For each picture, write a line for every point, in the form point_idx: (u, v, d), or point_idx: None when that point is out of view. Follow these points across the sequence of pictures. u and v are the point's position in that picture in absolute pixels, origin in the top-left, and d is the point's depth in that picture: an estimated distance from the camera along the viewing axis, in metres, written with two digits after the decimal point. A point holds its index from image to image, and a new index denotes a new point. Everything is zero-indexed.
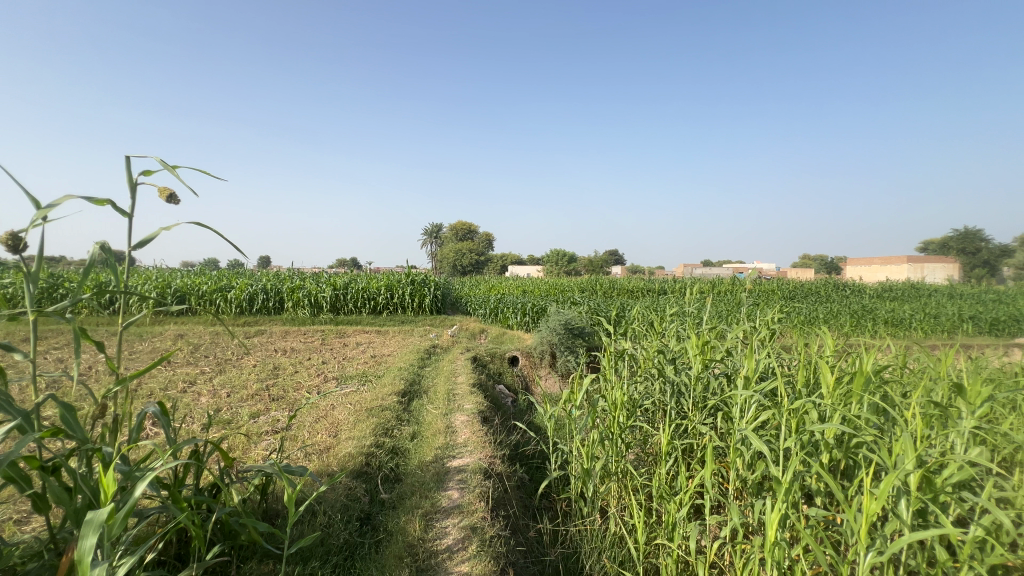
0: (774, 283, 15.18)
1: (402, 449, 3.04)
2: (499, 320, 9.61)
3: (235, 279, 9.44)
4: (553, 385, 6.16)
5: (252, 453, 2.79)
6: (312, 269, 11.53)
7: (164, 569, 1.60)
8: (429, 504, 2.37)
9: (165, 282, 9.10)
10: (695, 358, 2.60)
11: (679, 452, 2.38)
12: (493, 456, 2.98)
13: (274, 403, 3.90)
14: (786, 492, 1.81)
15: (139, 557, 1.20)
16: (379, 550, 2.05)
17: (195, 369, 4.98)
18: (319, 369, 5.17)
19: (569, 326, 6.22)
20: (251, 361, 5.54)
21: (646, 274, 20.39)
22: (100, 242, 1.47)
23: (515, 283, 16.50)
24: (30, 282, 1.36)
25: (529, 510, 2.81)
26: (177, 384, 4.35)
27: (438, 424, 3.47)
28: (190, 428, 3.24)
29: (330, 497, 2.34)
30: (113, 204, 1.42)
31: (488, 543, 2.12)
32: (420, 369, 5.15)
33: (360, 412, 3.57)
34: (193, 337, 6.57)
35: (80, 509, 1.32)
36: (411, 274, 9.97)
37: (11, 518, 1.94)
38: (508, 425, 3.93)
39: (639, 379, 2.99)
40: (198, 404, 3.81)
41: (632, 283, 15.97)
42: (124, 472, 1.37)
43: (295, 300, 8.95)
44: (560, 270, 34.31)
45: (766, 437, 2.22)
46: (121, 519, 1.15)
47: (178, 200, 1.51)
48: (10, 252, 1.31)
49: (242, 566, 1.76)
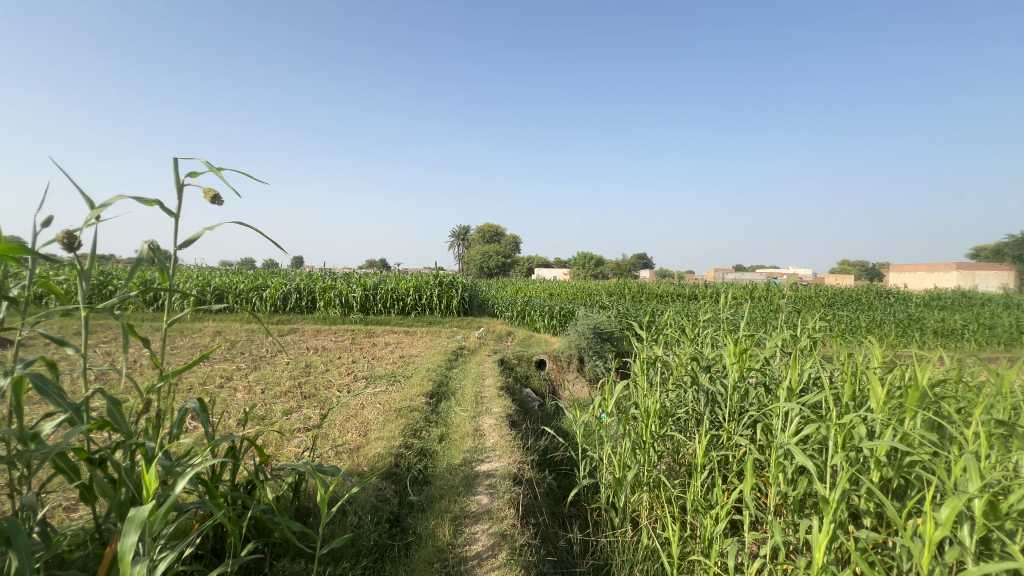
0: (811, 290, 14.63)
1: (430, 451, 3.05)
2: (526, 323, 9.58)
3: (269, 278, 9.71)
4: (582, 390, 6.09)
5: (285, 450, 2.85)
6: (343, 270, 11.75)
7: (201, 563, 1.63)
8: (458, 509, 2.36)
9: (206, 280, 9.46)
10: (731, 367, 2.49)
11: (715, 464, 2.27)
12: (521, 462, 2.94)
13: (306, 401, 3.96)
14: (834, 512, 1.69)
15: (178, 552, 1.22)
16: (409, 553, 2.05)
17: (232, 365, 5.14)
18: (349, 368, 5.24)
19: (598, 330, 6.13)
20: (284, 358, 5.69)
21: (677, 279, 20.01)
22: (148, 242, 1.51)
23: (541, 284, 16.39)
24: (83, 279, 1.40)
25: (558, 518, 2.75)
26: (214, 380, 4.50)
27: (466, 426, 3.47)
28: (226, 422, 3.34)
29: (361, 497, 2.35)
30: (161, 205, 1.46)
31: (518, 552, 2.08)
32: (448, 370, 5.16)
33: (389, 412, 3.60)
34: (230, 333, 6.81)
35: (123, 503, 1.34)
36: (439, 275, 10.06)
37: (62, 505, 2.04)
38: (536, 429, 3.89)
39: (672, 387, 2.91)
40: (234, 400, 3.92)
41: (664, 287, 15.66)
42: (165, 468, 1.40)
43: (326, 299, 9.14)
44: (586, 273, 34.10)
45: (810, 451, 2.10)
46: (162, 515, 1.17)
47: (222, 201, 1.54)
48: (66, 250, 1.35)
49: (276, 563, 1.78)
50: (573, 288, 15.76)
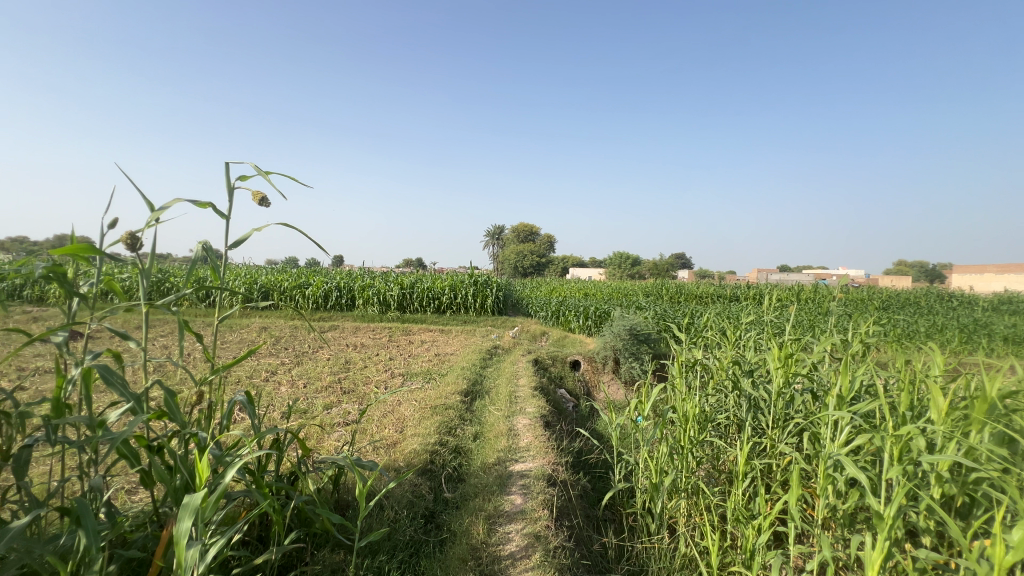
0: (864, 292, 13.85)
1: (465, 449, 3.08)
2: (561, 323, 9.52)
3: (312, 276, 10.07)
4: (617, 393, 6.00)
5: (326, 443, 2.95)
6: (381, 269, 12.05)
7: (248, 549, 1.71)
8: (492, 508, 2.37)
9: (253, 278, 9.92)
10: (776, 372, 2.38)
11: (758, 473, 2.17)
12: (556, 463, 2.92)
13: (345, 396, 4.09)
14: (890, 530, 1.58)
15: (227, 539, 1.28)
16: (443, 549, 2.07)
17: (276, 360, 5.37)
18: (386, 365, 5.37)
19: (634, 331, 6.01)
20: (325, 354, 5.89)
21: (716, 279, 19.35)
22: (202, 242, 1.59)
23: (576, 285, 16.24)
24: (144, 277, 1.49)
25: (593, 521, 2.71)
26: (261, 374, 4.71)
27: (501, 425, 3.48)
28: (272, 415, 3.49)
29: (398, 492, 2.41)
30: (214, 207, 1.53)
31: (552, 554, 2.06)
32: (482, 369, 5.20)
33: (424, 409, 3.65)
34: (275, 329, 7.11)
35: (178, 489, 1.41)
36: (474, 275, 10.15)
37: (124, 487, 2.20)
38: (571, 431, 3.86)
39: (712, 392, 2.81)
40: (279, 393, 4.09)
41: (704, 288, 15.20)
42: (216, 457, 1.47)
43: (365, 297, 9.39)
44: (622, 273, 33.60)
45: (862, 463, 1.98)
46: (213, 503, 1.23)
47: (269, 203, 1.60)
48: (129, 250, 1.44)
49: (317, 552, 1.84)
50: (608, 288, 15.55)
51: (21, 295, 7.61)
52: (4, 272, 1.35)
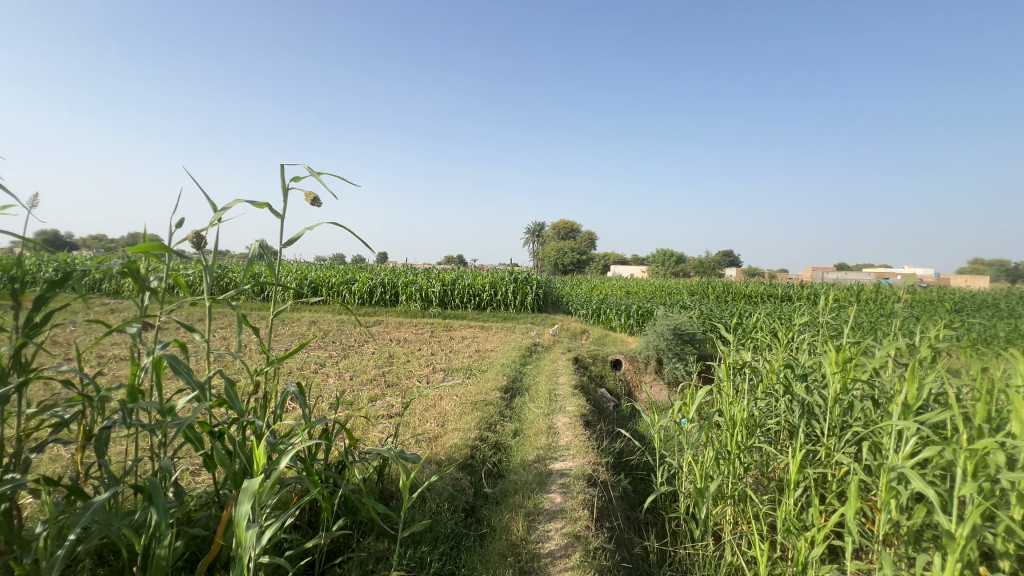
0: (933, 292, 12.84)
1: (505, 445, 3.10)
2: (602, 322, 9.39)
3: (358, 272, 10.43)
4: (660, 394, 5.86)
5: (371, 434, 3.06)
6: (424, 266, 12.30)
7: (299, 533, 1.80)
8: (531, 505, 2.37)
9: (303, 274, 10.38)
10: (833, 377, 2.24)
11: (811, 484, 2.05)
12: (596, 463, 2.89)
13: (389, 389, 4.21)
14: (962, 551, 1.46)
15: (281, 523, 1.35)
16: (483, 544, 2.10)
17: (325, 352, 5.60)
18: (428, 360, 5.48)
19: (678, 331, 5.85)
20: (370, 348, 6.09)
21: (767, 279, 18.45)
22: (259, 241, 1.67)
23: (618, 283, 15.97)
24: (207, 273, 1.59)
25: (634, 524, 2.66)
26: (311, 365, 4.93)
27: (540, 423, 3.48)
28: (321, 405, 3.65)
29: (439, 485, 2.46)
30: (271, 207, 1.61)
31: (592, 555, 2.04)
32: (522, 366, 5.21)
33: (465, 405, 3.71)
34: (323, 323, 7.42)
35: (237, 473, 1.50)
36: (515, 272, 10.18)
37: (189, 469, 2.36)
38: (612, 431, 3.81)
39: (762, 396, 2.69)
40: (327, 385, 4.26)
41: (754, 287, 14.56)
42: (271, 444, 1.54)
43: (408, 293, 9.63)
44: (666, 271, 32.73)
45: (930, 477, 1.84)
46: (269, 488, 1.30)
47: (320, 203, 1.67)
48: (194, 248, 1.54)
49: (362, 539, 1.91)
50: (651, 286, 15.19)
51: (101, 289, 8.31)
52: (87, 266, 1.47)
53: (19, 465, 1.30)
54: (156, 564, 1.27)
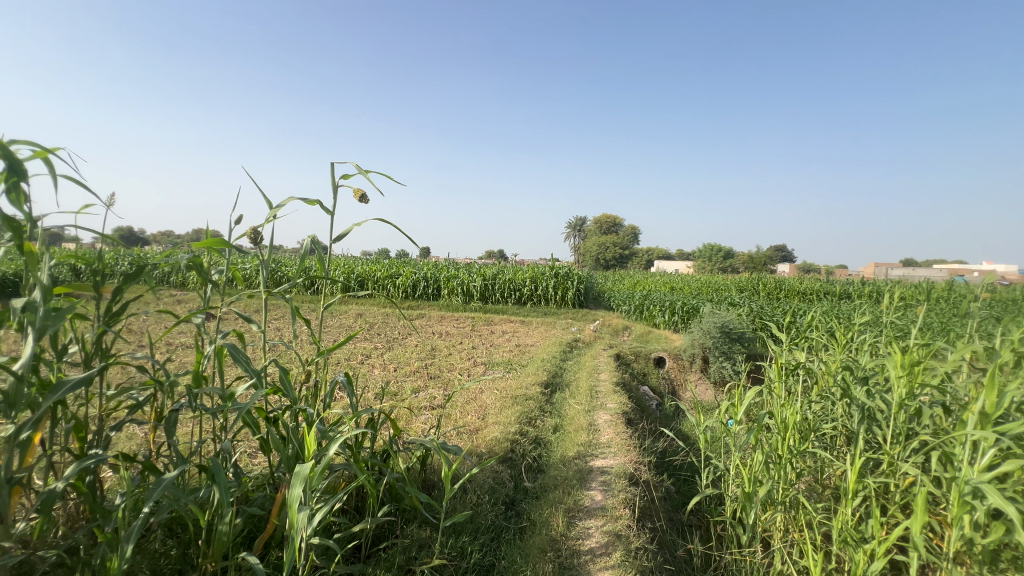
0: (1016, 292, 11.71)
1: (545, 440, 3.10)
2: (645, 318, 9.20)
3: (402, 266, 10.70)
4: (706, 393, 5.69)
5: (414, 425, 3.14)
6: (465, 260, 12.46)
7: (347, 517, 1.87)
8: (572, 501, 2.36)
9: (350, 268, 10.76)
10: (898, 381, 2.07)
11: (872, 494, 1.92)
12: (638, 462, 2.84)
13: (431, 381, 4.31)
14: None
15: (331, 506, 1.41)
16: (523, 537, 2.11)
17: (370, 344, 5.79)
18: (469, 353, 5.56)
19: (726, 329, 5.63)
20: (413, 340, 6.24)
21: (824, 276, 17.41)
22: (311, 236, 1.75)
23: (662, 279, 15.59)
24: (264, 267, 1.68)
25: (677, 526, 2.60)
26: (357, 357, 5.12)
27: (581, 419, 3.45)
28: (367, 395, 3.78)
29: (480, 478, 2.49)
30: (321, 204, 1.68)
31: (633, 555, 2.01)
32: (563, 362, 5.18)
33: (505, 399, 3.74)
34: (369, 316, 7.67)
35: (291, 457, 1.58)
36: (556, 267, 10.13)
37: (247, 451, 2.51)
38: (654, 430, 3.73)
39: (817, 399, 2.55)
40: (372, 376, 4.41)
41: (809, 284, 13.77)
42: (321, 431, 1.61)
43: (450, 287, 9.79)
44: (712, 266, 31.59)
45: (1009, 493, 1.68)
46: (319, 473, 1.36)
47: (368, 200, 1.72)
48: (252, 244, 1.63)
49: (406, 526, 1.97)
50: (697, 282, 14.70)
51: (169, 281, 8.95)
52: (157, 260, 1.58)
53: (101, 441, 1.43)
54: (218, 539, 1.36)
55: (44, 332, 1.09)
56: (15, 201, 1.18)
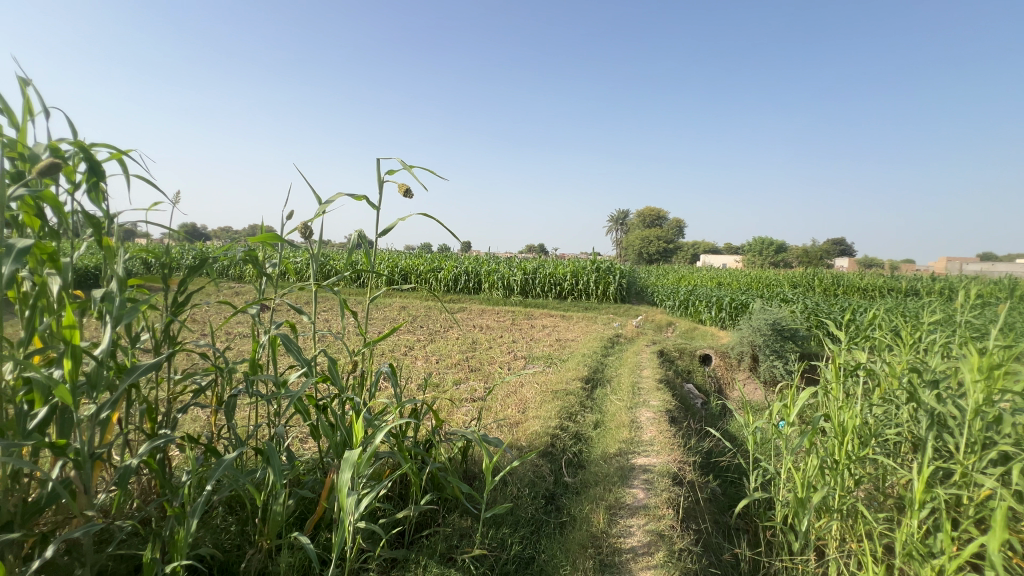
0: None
1: (585, 435, 3.08)
2: (690, 314, 8.93)
3: (444, 260, 10.87)
4: (755, 392, 5.47)
5: (456, 416, 3.20)
6: (506, 254, 12.50)
7: (391, 504, 1.93)
8: (613, 498, 2.33)
9: (394, 262, 11.05)
10: (974, 386, 1.91)
11: (942, 506, 1.78)
12: (682, 461, 2.76)
13: (472, 374, 4.36)
14: None
15: (377, 493, 1.45)
16: (564, 532, 2.11)
17: (413, 336, 5.93)
18: (510, 347, 5.58)
19: (778, 326, 5.38)
20: (455, 333, 6.34)
21: (888, 271, 16.24)
22: (358, 231, 1.80)
23: (709, 274, 15.06)
24: (314, 261, 1.74)
25: (723, 529, 2.51)
26: (401, 348, 5.26)
27: (623, 416, 3.40)
28: (410, 386, 3.88)
29: (521, 471, 2.50)
30: (368, 199, 1.72)
31: (676, 556, 1.96)
32: (604, 358, 5.11)
33: (546, 393, 3.73)
34: (412, 309, 7.86)
35: (339, 444, 1.63)
36: (597, 261, 9.99)
37: (299, 436, 2.64)
38: (700, 429, 3.63)
39: (879, 403, 2.39)
40: (415, 367, 4.51)
41: (871, 280, 12.89)
42: (367, 420, 1.66)
43: (491, 281, 9.86)
44: (763, 261, 30.22)
45: None
46: (366, 460, 1.40)
47: (412, 195, 1.75)
48: (303, 238, 1.69)
49: (447, 515, 2.01)
50: (747, 277, 14.09)
51: (228, 273, 9.51)
52: (217, 254, 1.67)
53: (169, 422, 1.53)
54: (273, 519, 1.43)
55: (120, 320, 1.17)
56: (95, 199, 1.28)
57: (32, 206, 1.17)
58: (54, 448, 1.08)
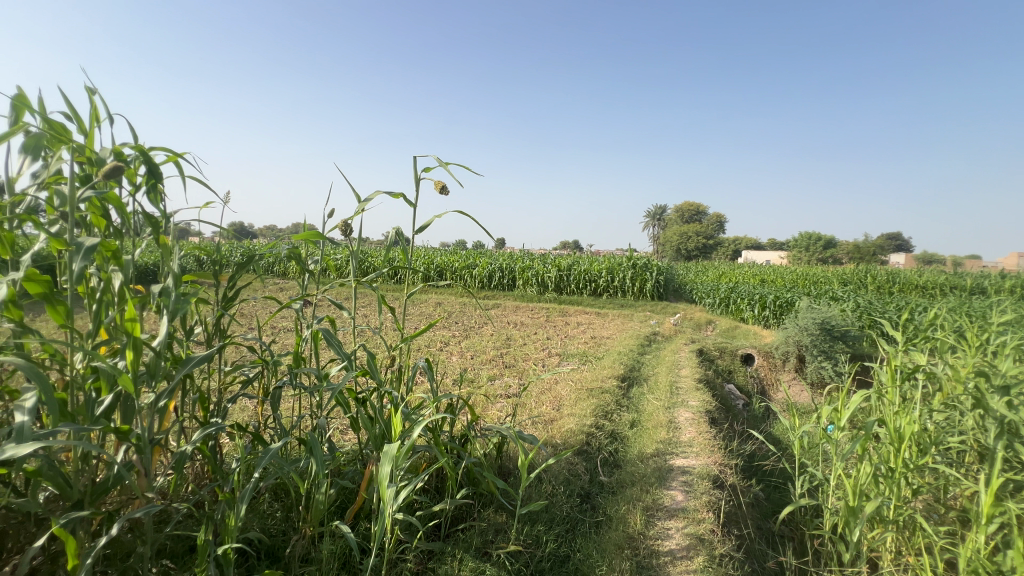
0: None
1: (621, 435, 3.03)
2: (731, 313, 8.64)
3: (478, 257, 10.94)
4: (801, 395, 5.23)
5: (491, 412, 3.22)
6: (540, 250, 12.45)
7: (427, 496, 1.96)
8: (650, 500, 2.28)
9: (430, 259, 11.21)
10: None
11: (1013, 520, 1.64)
12: (723, 464, 2.68)
13: (507, 370, 4.37)
14: None
15: (415, 486, 1.47)
16: (599, 532, 2.08)
17: (448, 332, 6.01)
18: (544, 344, 5.56)
19: (827, 326, 5.13)
20: (489, 329, 6.38)
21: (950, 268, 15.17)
22: (395, 228, 1.83)
23: (751, 271, 14.50)
24: (353, 257, 1.78)
25: (766, 535, 2.42)
26: (436, 344, 5.34)
27: (660, 416, 3.33)
28: (445, 381, 3.94)
29: (555, 469, 2.49)
30: (405, 197, 1.74)
31: (717, 561, 1.90)
32: (640, 356, 5.02)
33: (581, 391, 3.70)
34: (447, 305, 7.96)
35: (378, 436, 1.67)
36: (633, 257, 9.80)
37: (339, 427, 2.72)
38: (741, 432, 3.50)
39: (940, 409, 2.23)
40: (450, 363, 4.57)
41: (931, 278, 12.07)
42: (404, 414, 1.69)
43: (525, 278, 9.86)
44: (809, 257, 28.87)
45: None
46: (404, 453, 1.42)
47: (448, 192, 1.76)
48: (343, 236, 1.74)
49: (482, 510, 2.03)
50: (793, 275, 13.47)
51: (273, 270, 9.92)
52: (263, 251, 1.73)
53: (220, 412, 1.61)
54: (316, 507, 1.48)
55: (176, 313, 1.23)
56: (154, 200, 1.35)
57: (99, 207, 1.25)
58: (118, 433, 1.15)
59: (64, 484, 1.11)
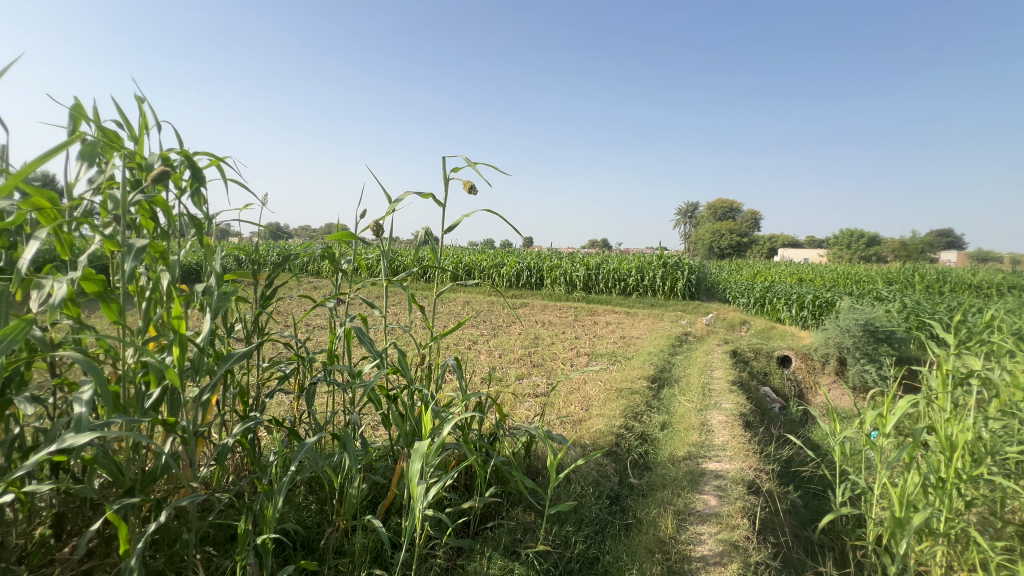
0: None
1: (652, 437, 2.98)
2: (767, 313, 8.36)
3: (506, 256, 10.96)
4: (842, 399, 5.02)
5: (519, 411, 3.22)
6: (568, 249, 12.36)
7: (456, 494, 1.98)
8: (682, 504, 2.24)
9: (458, 258, 11.30)
10: None
11: None
12: (758, 469, 2.60)
13: (535, 370, 4.37)
14: None
15: (445, 484, 1.49)
16: (629, 534, 2.06)
17: (476, 331, 6.04)
18: (572, 343, 5.53)
19: (870, 327, 4.90)
20: (517, 328, 6.38)
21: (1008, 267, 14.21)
22: (425, 228, 1.85)
23: (788, 269, 13.97)
24: (385, 257, 1.81)
25: (805, 544, 2.33)
26: (465, 342, 5.38)
27: (692, 418, 3.25)
28: (473, 380, 3.96)
29: (585, 469, 2.47)
30: (434, 196, 1.76)
31: (752, 569, 1.85)
32: (671, 357, 4.92)
33: (610, 391, 3.66)
34: (475, 304, 8.01)
35: (409, 433, 1.69)
36: (664, 256, 9.61)
37: (371, 423, 2.78)
38: (778, 436, 3.38)
39: (997, 416, 2.10)
40: (479, 361, 4.60)
41: (986, 278, 11.34)
42: (434, 411, 1.71)
43: (553, 277, 9.81)
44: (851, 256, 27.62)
45: None
46: (434, 451, 1.44)
47: (477, 191, 1.76)
48: (375, 235, 1.77)
49: (511, 509, 2.03)
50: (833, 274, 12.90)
51: (307, 270, 10.20)
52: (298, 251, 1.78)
53: (259, 406, 1.67)
54: (349, 501, 1.52)
55: (218, 312, 1.28)
56: (197, 203, 1.41)
57: (148, 210, 1.32)
58: (165, 425, 1.21)
59: (117, 472, 1.17)
